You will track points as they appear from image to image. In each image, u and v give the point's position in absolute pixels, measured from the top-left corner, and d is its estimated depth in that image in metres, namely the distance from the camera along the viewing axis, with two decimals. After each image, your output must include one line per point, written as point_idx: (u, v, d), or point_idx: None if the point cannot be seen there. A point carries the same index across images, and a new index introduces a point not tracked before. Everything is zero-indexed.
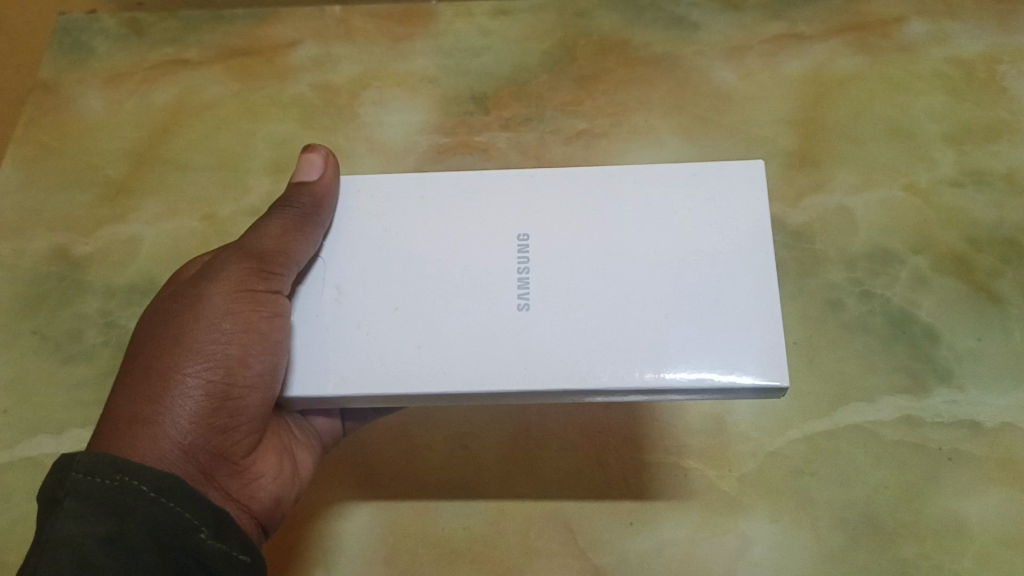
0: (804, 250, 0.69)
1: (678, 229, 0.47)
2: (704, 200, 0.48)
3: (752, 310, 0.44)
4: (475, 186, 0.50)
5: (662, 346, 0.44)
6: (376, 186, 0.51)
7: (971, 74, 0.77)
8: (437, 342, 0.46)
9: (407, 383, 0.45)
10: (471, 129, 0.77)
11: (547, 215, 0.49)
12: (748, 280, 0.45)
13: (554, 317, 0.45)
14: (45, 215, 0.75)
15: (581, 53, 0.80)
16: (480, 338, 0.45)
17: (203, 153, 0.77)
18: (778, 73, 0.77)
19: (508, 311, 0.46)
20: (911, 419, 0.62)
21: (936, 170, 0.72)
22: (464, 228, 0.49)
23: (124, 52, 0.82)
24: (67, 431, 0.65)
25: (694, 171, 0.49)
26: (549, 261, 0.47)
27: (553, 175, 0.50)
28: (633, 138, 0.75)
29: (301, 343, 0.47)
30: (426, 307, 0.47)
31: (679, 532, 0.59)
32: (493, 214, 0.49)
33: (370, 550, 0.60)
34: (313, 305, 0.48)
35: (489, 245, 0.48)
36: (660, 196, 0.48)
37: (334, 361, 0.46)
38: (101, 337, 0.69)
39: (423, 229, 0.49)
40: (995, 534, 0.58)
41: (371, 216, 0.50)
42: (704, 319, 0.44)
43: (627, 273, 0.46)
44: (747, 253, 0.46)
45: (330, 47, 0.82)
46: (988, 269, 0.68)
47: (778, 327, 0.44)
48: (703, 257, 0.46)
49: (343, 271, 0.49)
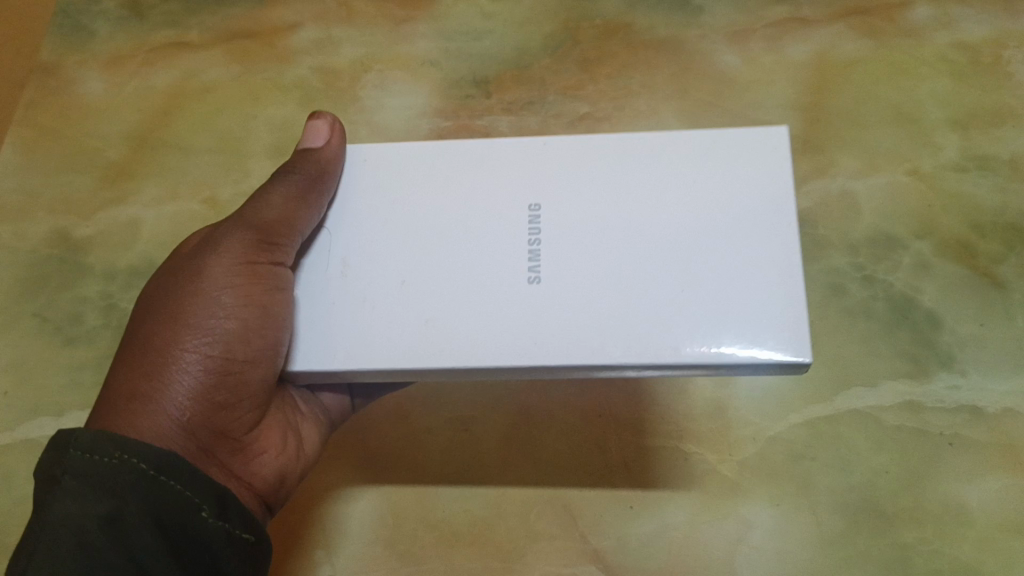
0: (807, 235, 0.69)
1: (696, 202, 0.47)
2: (712, 171, 0.47)
3: (767, 285, 0.44)
4: (485, 158, 0.50)
5: (672, 321, 0.44)
6: (386, 158, 0.51)
7: (976, 59, 0.76)
8: (447, 315, 0.46)
9: (415, 357, 0.44)
10: (472, 113, 0.76)
11: (556, 188, 0.48)
12: (766, 254, 0.45)
13: (565, 291, 0.45)
14: (45, 198, 0.74)
15: (583, 36, 0.80)
16: (487, 312, 0.45)
17: (203, 136, 0.76)
18: (782, 57, 0.77)
19: (518, 284, 0.46)
20: (912, 404, 0.62)
21: (940, 155, 0.72)
22: (475, 201, 0.49)
23: (124, 35, 0.82)
24: (67, 414, 0.65)
25: (701, 143, 0.48)
26: (561, 233, 0.47)
27: (567, 146, 0.50)
28: (635, 122, 0.75)
29: (308, 317, 0.47)
30: (436, 280, 0.47)
31: (680, 515, 0.59)
32: (506, 186, 0.49)
33: (370, 533, 0.60)
34: (321, 278, 0.48)
35: (500, 218, 0.48)
36: (677, 168, 0.48)
37: (342, 334, 0.46)
38: (102, 320, 0.69)
39: (434, 201, 0.49)
40: (995, 519, 0.58)
41: (380, 189, 0.50)
42: (718, 295, 0.44)
43: (641, 246, 0.46)
44: (765, 228, 0.45)
45: (331, 30, 0.81)
46: (991, 254, 0.67)
47: (796, 304, 0.43)
48: (719, 230, 0.46)
49: (352, 244, 0.48)
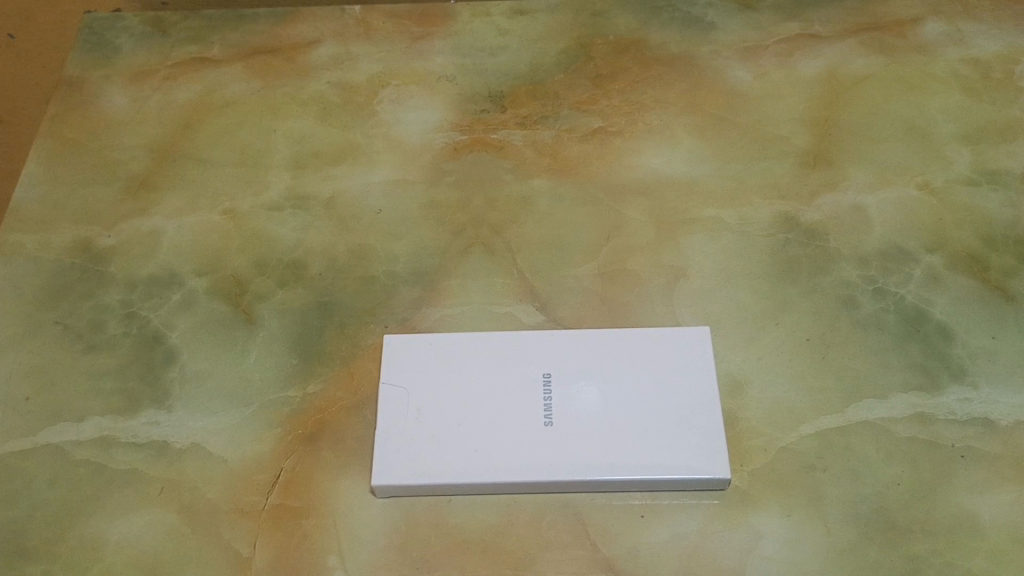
0: (818, 248, 0.69)
1: (669, 368, 0.62)
2: (667, 360, 0.63)
3: (708, 432, 0.60)
4: (512, 345, 0.64)
5: (646, 461, 0.59)
6: (445, 340, 0.65)
7: (988, 75, 0.78)
8: (490, 451, 0.60)
9: (468, 475, 0.59)
10: (487, 127, 0.77)
11: (560, 357, 0.63)
12: (699, 384, 0.62)
13: (570, 439, 0.60)
14: (68, 208, 0.75)
15: (597, 52, 0.81)
16: (514, 438, 0.60)
17: (224, 149, 0.78)
18: (793, 72, 0.79)
19: (536, 425, 0.60)
20: (923, 416, 0.62)
21: (951, 169, 0.73)
22: (505, 385, 0.62)
23: (149, 51, 0.84)
24: (88, 420, 0.65)
25: (661, 333, 0.64)
26: (570, 399, 0.61)
27: (570, 335, 0.64)
28: (648, 136, 0.76)
29: (387, 429, 0.61)
30: (482, 424, 0.61)
31: (691, 525, 0.59)
32: (531, 372, 0.63)
33: (383, 538, 0.59)
34: (397, 398, 0.62)
35: (521, 383, 0.62)
36: (654, 351, 0.63)
37: (417, 450, 0.60)
38: (122, 328, 0.69)
39: (477, 384, 0.62)
40: (1007, 531, 0.58)
41: (437, 354, 0.64)
42: (681, 442, 0.59)
43: (623, 379, 0.62)
44: (701, 402, 0.61)
45: (349, 46, 0.83)
46: (1002, 268, 0.68)
47: (721, 431, 0.60)
48: (680, 401, 0.61)
49: (419, 392, 0.62)
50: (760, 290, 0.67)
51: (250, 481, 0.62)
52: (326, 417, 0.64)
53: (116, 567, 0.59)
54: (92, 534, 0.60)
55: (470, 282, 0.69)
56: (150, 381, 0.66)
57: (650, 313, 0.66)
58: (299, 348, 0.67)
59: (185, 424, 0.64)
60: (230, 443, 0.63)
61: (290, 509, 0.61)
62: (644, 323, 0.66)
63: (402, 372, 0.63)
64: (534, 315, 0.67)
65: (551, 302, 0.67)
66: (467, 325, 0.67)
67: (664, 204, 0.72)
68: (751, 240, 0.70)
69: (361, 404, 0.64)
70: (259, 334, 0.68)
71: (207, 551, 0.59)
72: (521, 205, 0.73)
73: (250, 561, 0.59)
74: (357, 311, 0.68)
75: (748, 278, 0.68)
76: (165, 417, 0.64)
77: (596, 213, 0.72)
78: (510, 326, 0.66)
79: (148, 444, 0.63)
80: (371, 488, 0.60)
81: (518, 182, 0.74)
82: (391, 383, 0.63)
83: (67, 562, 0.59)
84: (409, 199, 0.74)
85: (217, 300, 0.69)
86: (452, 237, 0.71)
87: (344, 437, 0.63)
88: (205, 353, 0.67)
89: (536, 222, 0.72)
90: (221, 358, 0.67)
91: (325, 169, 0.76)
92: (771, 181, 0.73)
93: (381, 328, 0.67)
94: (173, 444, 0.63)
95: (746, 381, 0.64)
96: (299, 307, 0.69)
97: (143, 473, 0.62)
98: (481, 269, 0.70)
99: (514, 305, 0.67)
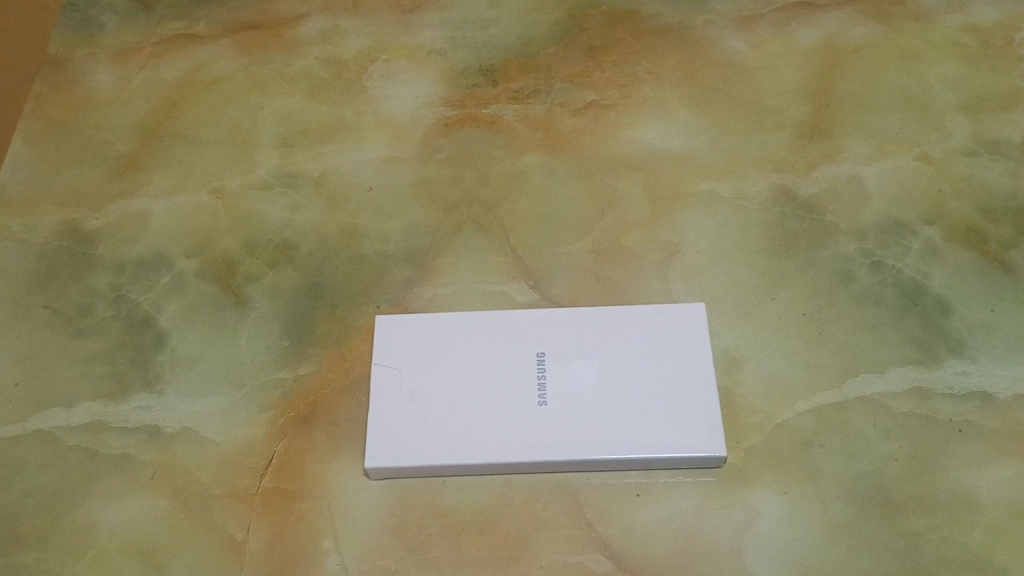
0: (815, 221, 0.68)
1: (662, 345, 0.62)
2: (662, 337, 0.62)
3: (702, 410, 0.59)
4: (504, 324, 0.63)
5: (641, 440, 0.58)
6: (437, 319, 0.64)
7: (987, 43, 0.77)
8: (484, 431, 0.59)
9: (462, 456, 0.58)
10: (478, 102, 0.76)
11: (553, 335, 0.62)
12: (693, 361, 0.61)
13: (565, 417, 0.59)
14: (55, 190, 0.74)
15: (590, 24, 0.80)
16: (507, 418, 0.59)
17: (212, 127, 0.77)
18: (789, 42, 0.77)
19: (531, 404, 0.60)
20: (921, 391, 0.61)
21: (950, 140, 0.72)
22: (498, 365, 0.61)
23: (134, 28, 0.83)
24: (77, 405, 0.64)
25: (655, 310, 0.63)
26: (564, 379, 0.61)
27: (563, 313, 0.63)
28: (642, 109, 0.75)
29: (379, 411, 0.60)
30: (476, 404, 0.60)
31: (687, 503, 0.58)
32: (524, 352, 0.62)
33: (378, 521, 0.59)
34: (388, 381, 0.61)
35: (515, 363, 0.61)
36: (648, 328, 0.62)
37: (411, 433, 0.59)
38: (112, 311, 0.68)
39: (470, 364, 0.62)
40: (1005, 507, 0.57)
41: (429, 335, 0.63)
42: (675, 419, 0.59)
43: (617, 357, 0.61)
44: (695, 379, 0.60)
45: (338, 20, 0.82)
46: (1002, 240, 0.67)
47: (715, 408, 0.59)
48: (675, 379, 0.60)
49: (412, 373, 0.62)
50: (757, 265, 0.66)
51: (244, 465, 0.61)
52: (318, 399, 0.63)
53: (110, 553, 0.59)
54: (85, 520, 0.60)
55: (463, 260, 0.68)
56: (140, 365, 0.65)
57: (645, 291, 0.66)
58: (290, 329, 0.66)
59: (176, 409, 0.63)
60: (222, 427, 0.63)
61: (283, 492, 0.60)
62: (638, 300, 0.65)
63: (395, 353, 0.62)
64: (528, 294, 0.66)
65: (544, 280, 0.67)
66: (459, 305, 0.66)
67: (660, 179, 0.71)
68: (747, 214, 0.69)
69: (354, 385, 0.63)
70: (249, 316, 0.67)
71: (201, 536, 0.59)
72: (513, 181, 0.72)
73: (244, 545, 0.58)
74: (349, 291, 0.67)
75: (743, 253, 0.67)
76: (156, 400, 0.64)
77: (590, 188, 0.71)
78: (504, 305, 0.66)
79: (139, 429, 0.63)
80: (364, 471, 0.60)
81: (511, 158, 0.73)
82: (383, 364, 0.62)
83: (60, 548, 0.59)
84: (400, 176, 0.72)
85: (206, 282, 0.69)
86: (443, 215, 0.70)
87: (336, 420, 0.62)
88: (195, 336, 0.66)
89: (529, 200, 0.71)
90: (210, 341, 0.66)
91: (315, 147, 0.75)
92: (768, 154, 0.71)
93: (373, 308, 0.66)
94: (164, 428, 0.63)
95: (742, 358, 0.63)
96: (289, 288, 0.68)
97: (134, 458, 0.62)
98: (473, 247, 0.69)
99: (508, 284, 0.67)
